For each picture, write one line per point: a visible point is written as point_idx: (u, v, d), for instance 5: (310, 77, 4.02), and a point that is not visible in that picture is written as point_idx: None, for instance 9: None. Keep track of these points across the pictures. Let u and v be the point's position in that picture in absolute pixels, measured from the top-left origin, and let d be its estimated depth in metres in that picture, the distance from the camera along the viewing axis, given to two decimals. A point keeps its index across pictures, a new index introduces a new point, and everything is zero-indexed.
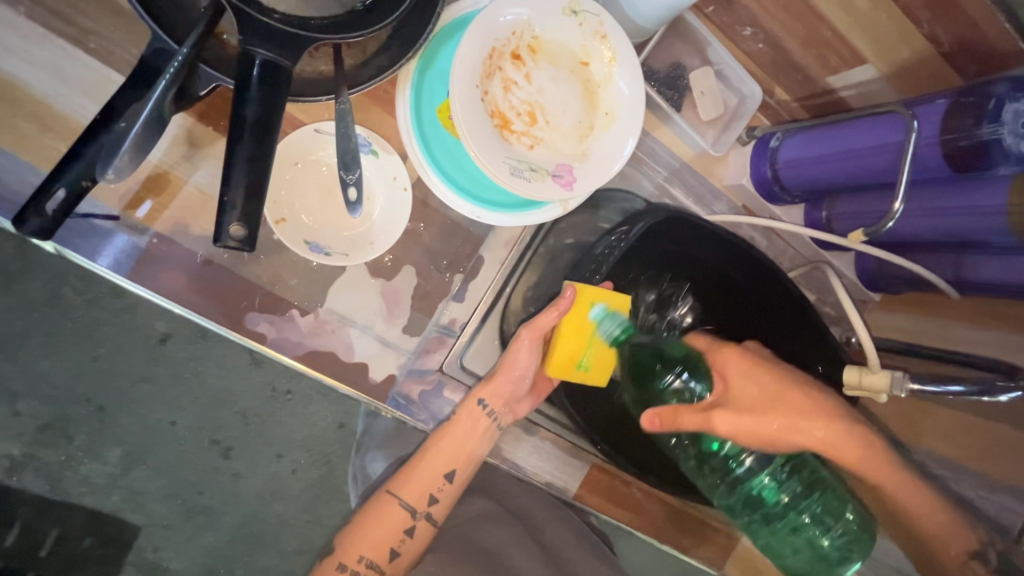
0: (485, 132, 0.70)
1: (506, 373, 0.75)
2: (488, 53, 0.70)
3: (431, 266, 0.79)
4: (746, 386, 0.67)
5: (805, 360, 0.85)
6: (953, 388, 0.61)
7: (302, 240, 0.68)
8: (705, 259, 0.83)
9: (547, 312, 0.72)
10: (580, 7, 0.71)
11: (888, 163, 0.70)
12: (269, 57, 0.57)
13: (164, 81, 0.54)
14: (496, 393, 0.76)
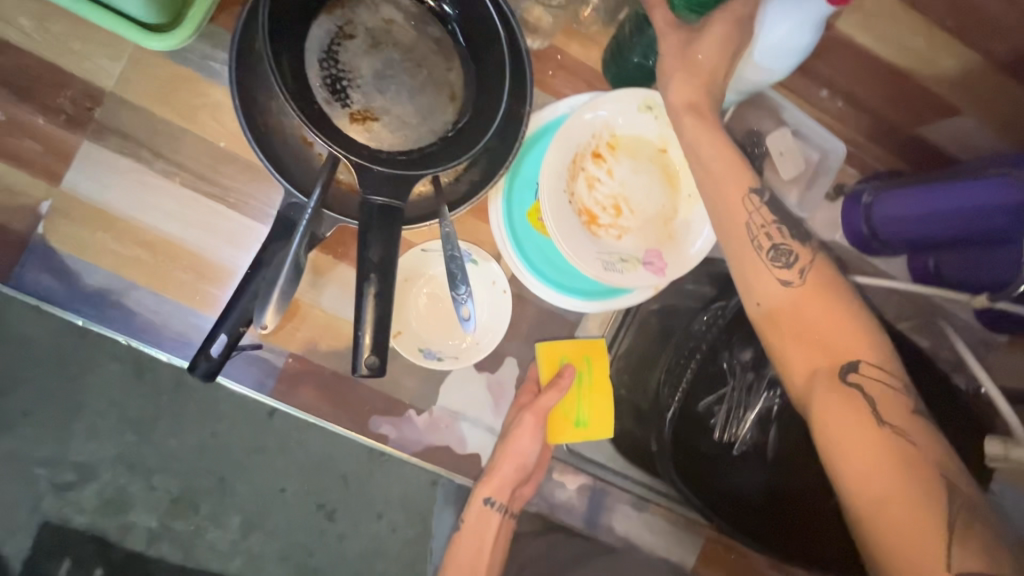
0: (576, 231, 0.73)
1: (505, 465, 0.77)
2: (573, 158, 0.74)
3: (531, 355, 0.82)
4: (764, 280, 0.63)
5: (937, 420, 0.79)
6: None
7: (417, 348, 0.74)
8: None
9: (548, 394, 0.77)
10: (654, 103, 0.75)
11: (990, 222, 0.70)
12: (387, 200, 0.63)
13: (299, 233, 0.62)
14: (503, 487, 0.78)
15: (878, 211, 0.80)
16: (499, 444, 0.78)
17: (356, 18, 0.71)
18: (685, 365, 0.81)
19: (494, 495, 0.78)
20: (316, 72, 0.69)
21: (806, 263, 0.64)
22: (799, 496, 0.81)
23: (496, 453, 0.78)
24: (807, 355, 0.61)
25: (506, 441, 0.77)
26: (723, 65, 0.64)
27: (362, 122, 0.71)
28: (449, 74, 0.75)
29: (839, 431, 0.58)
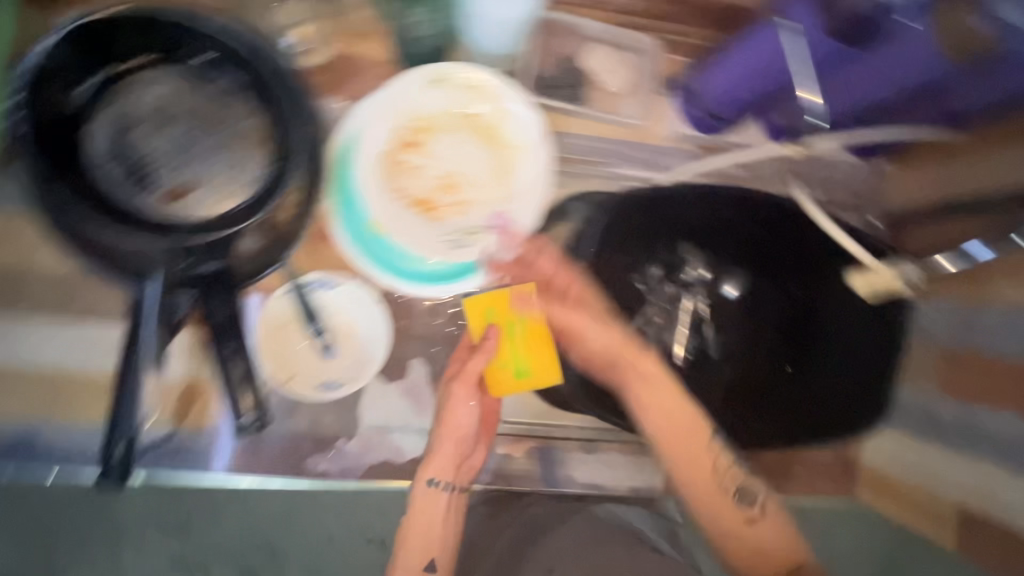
0: (415, 224, 0.75)
1: (444, 443, 0.78)
2: (387, 156, 0.75)
3: (433, 348, 0.84)
4: (632, 373, 0.78)
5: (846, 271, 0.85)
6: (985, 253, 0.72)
7: (314, 384, 0.77)
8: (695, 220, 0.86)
9: (477, 356, 0.79)
10: (443, 74, 0.75)
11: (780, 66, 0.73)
12: (211, 264, 0.66)
13: (148, 323, 0.65)
14: (449, 466, 0.78)
15: (705, 91, 0.81)
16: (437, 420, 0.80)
17: (128, 104, 0.72)
18: (622, 295, 0.86)
19: (443, 472, 0.78)
20: (108, 169, 0.70)
21: (762, 494, 0.73)
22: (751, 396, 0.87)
23: (436, 435, 0.79)
24: (669, 422, 0.76)
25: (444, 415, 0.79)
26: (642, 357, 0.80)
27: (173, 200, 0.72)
28: (242, 123, 0.75)
29: (689, 473, 0.74)
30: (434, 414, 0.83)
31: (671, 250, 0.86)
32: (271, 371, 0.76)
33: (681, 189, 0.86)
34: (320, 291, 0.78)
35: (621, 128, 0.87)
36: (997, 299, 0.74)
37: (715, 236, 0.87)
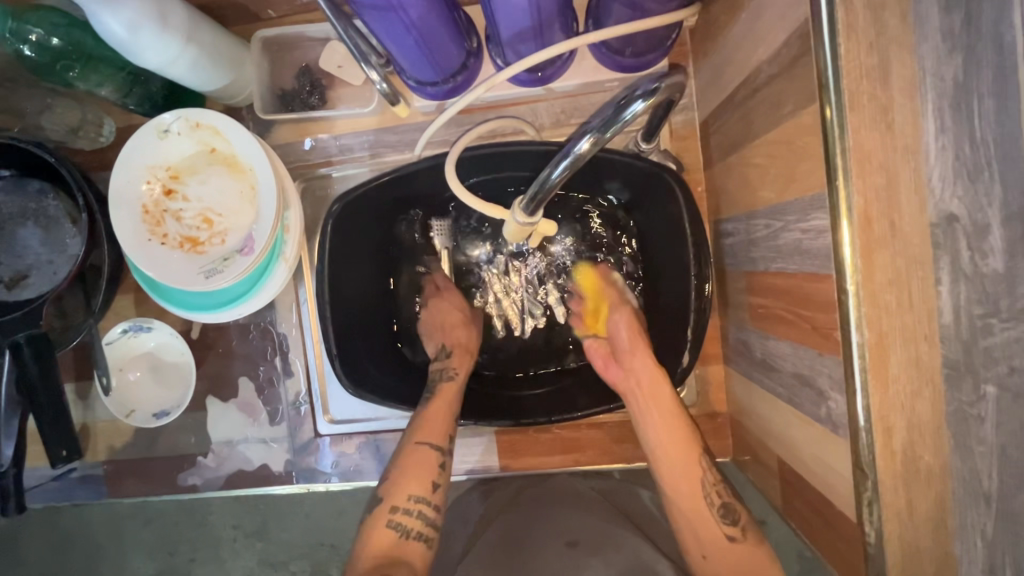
0: (183, 263, 0.83)
1: (452, 320, 0.83)
2: (147, 210, 0.83)
3: (258, 365, 0.92)
4: (659, 381, 0.72)
5: (662, 207, 0.75)
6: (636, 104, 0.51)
7: (151, 415, 0.90)
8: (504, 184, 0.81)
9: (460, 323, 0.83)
10: (164, 125, 0.80)
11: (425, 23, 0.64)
12: (26, 334, 0.79)
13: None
14: (463, 355, 0.81)
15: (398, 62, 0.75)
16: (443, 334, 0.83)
17: None
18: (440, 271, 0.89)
19: (461, 353, 0.82)
20: None
21: (747, 519, 0.66)
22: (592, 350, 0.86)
23: (439, 327, 0.83)
24: (673, 432, 0.71)
25: (430, 316, 0.84)
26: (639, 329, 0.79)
27: (16, 286, 0.89)
28: (57, 210, 0.91)
29: (674, 453, 0.70)
30: (309, 425, 0.92)
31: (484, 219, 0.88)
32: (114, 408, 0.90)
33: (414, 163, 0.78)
34: (137, 334, 0.90)
35: (373, 118, 0.86)
36: (759, 203, 0.61)
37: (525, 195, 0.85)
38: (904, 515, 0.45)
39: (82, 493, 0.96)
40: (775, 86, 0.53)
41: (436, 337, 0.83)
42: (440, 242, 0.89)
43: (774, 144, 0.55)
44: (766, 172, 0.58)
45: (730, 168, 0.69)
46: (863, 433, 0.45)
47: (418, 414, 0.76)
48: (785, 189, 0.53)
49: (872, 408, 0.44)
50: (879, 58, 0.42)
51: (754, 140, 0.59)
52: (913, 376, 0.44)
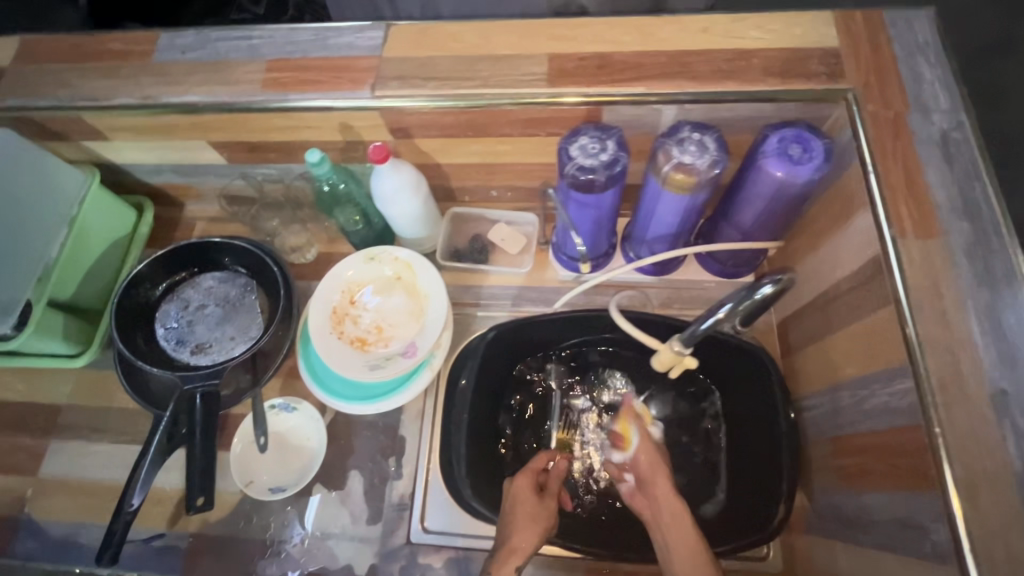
0: (352, 358, 1.01)
1: (523, 519, 0.85)
2: (334, 312, 1.04)
3: (371, 462, 1.01)
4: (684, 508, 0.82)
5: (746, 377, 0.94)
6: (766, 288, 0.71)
7: (267, 488, 0.99)
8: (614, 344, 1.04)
9: (518, 495, 0.88)
10: (372, 254, 1.06)
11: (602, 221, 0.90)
12: (204, 388, 0.94)
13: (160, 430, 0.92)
14: (508, 556, 0.82)
15: (562, 243, 1.03)
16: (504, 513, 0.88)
17: (185, 293, 1.11)
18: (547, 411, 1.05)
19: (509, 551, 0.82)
20: (166, 333, 1.08)
21: None
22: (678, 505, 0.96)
23: (505, 520, 0.87)
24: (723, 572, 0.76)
25: (508, 506, 0.88)
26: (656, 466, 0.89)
27: (198, 352, 1.06)
28: (253, 300, 1.12)
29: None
30: (403, 530, 0.96)
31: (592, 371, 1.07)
32: (239, 475, 1.00)
33: (548, 317, 1.01)
34: (283, 412, 1.04)
35: (519, 278, 1.11)
36: (842, 379, 0.79)
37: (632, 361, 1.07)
38: None
39: (159, 563, 0.97)
40: (855, 295, 0.76)
41: (502, 532, 0.86)
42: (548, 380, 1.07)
43: (856, 333, 0.76)
44: (849, 355, 0.78)
45: (810, 355, 0.89)
46: (967, 558, 0.56)
47: None
48: (869, 365, 0.73)
49: (973, 536, 0.56)
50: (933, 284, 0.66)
51: (836, 332, 0.81)
52: (1001, 513, 0.56)
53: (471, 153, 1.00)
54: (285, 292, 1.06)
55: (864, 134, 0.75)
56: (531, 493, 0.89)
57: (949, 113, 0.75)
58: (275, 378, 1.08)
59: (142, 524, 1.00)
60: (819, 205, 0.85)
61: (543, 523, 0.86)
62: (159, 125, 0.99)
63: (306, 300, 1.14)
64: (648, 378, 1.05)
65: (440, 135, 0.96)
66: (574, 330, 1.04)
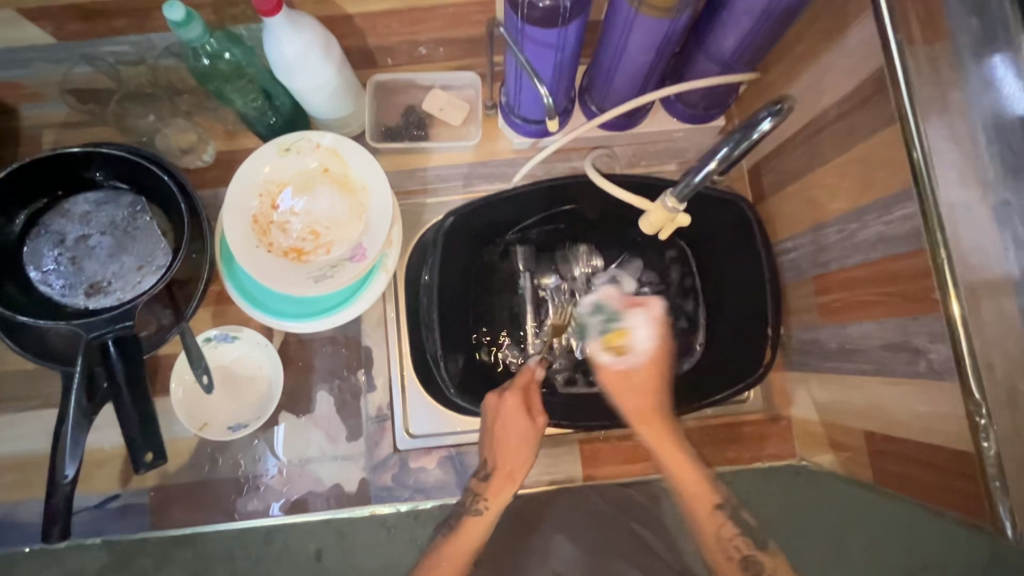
0: (288, 272, 0.86)
1: (515, 444, 0.81)
2: (255, 221, 0.87)
3: (338, 380, 0.92)
4: (650, 420, 0.81)
5: (724, 229, 0.90)
6: (762, 124, 0.62)
7: (225, 428, 0.89)
8: (582, 213, 0.95)
9: (510, 416, 0.82)
10: (288, 144, 0.87)
11: (562, 65, 0.75)
12: (114, 335, 0.77)
13: (73, 389, 0.76)
14: (504, 482, 0.81)
15: (513, 102, 0.87)
16: (496, 435, 0.82)
17: (56, 225, 0.89)
18: (515, 295, 0.97)
19: (502, 477, 0.81)
20: (45, 278, 0.87)
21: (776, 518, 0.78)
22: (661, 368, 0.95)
23: (496, 443, 0.82)
24: (689, 489, 0.78)
25: (498, 426, 0.82)
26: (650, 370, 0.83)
27: (96, 294, 0.87)
28: (152, 223, 0.91)
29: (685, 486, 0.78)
30: (388, 441, 0.91)
31: (561, 249, 0.98)
32: (187, 419, 0.89)
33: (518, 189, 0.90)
34: (222, 342, 0.90)
35: (468, 153, 0.96)
36: (828, 216, 0.76)
37: (597, 229, 0.97)
38: (1014, 436, 0.55)
39: (123, 522, 0.88)
40: (847, 121, 0.70)
41: (495, 454, 0.82)
42: (513, 264, 0.97)
43: (848, 164, 0.71)
44: (837, 189, 0.73)
45: (788, 196, 0.85)
46: (968, 370, 0.56)
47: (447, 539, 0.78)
48: (862, 196, 0.69)
49: (976, 348, 0.56)
50: (938, 92, 0.60)
51: (822, 166, 0.76)
52: (1003, 317, 0.56)
53: None
54: (187, 204, 0.85)
55: None
56: (524, 416, 0.82)
57: None
58: (202, 307, 0.93)
59: (88, 490, 0.89)
60: (802, 22, 0.75)
61: (536, 439, 0.82)
62: None
63: (217, 213, 0.95)
64: (619, 247, 0.98)
65: None
66: (534, 206, 0.93)
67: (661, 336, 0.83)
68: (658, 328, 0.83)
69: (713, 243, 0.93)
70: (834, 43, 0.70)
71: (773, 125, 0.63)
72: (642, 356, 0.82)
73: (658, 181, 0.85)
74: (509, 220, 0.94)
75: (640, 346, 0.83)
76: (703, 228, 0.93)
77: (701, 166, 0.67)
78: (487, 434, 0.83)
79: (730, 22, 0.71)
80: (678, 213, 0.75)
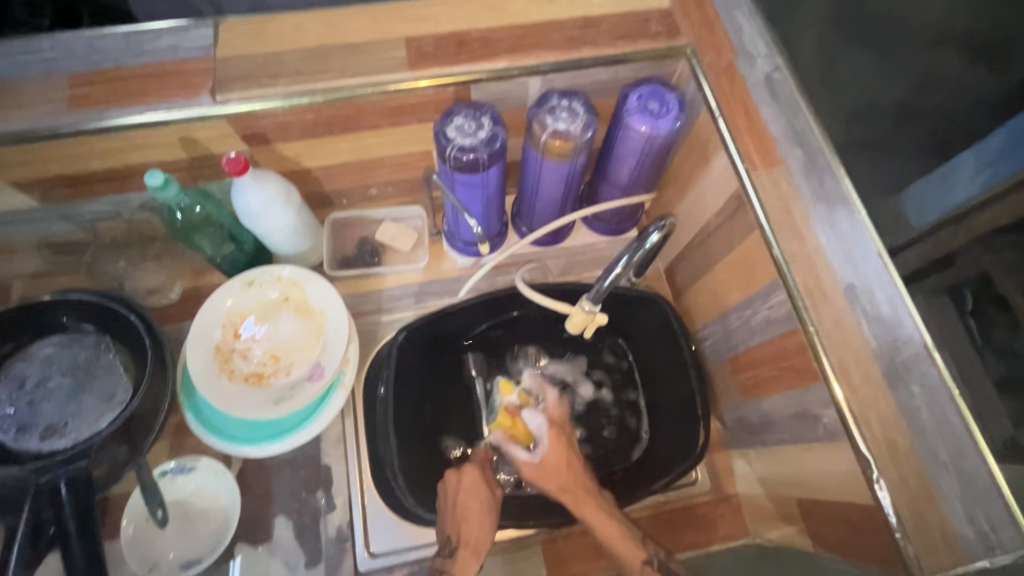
0: (249, 397, 0.91)
1: (476, 515, 0.81)
2: (217, 350, 0.93)
3: (296, 503, 0.93)
4: (584, 496, 0.82)
5: (651, 325, 1.01)
6: (651, 237, 0.76)
7: (178, 567, 0.86)
8: (525, 320, 1.05)
9: (470, 481, 0.84)
10: (251, 279, 0.96)
11: (489, 199, 0.89)
12: (69, 474, 0.79)
13: (18, 537, 0.75)
14: (470, 556, 0.79)
15: (454, 229, 1.01)
16: (456, 506, 0.82)
17: (17, 370, 0.92)
18: (470, 401, 1.03)
19: (467, 552, 0.79)
20: (0, 424, 0.88)
21: None
22: (613, 461, 1.00)
23: (460, 517, 0.82)
24: (625, 551, 0.78)
25: (460, 499, 0.83)
26: (573, 453, 0.85)
27: (51, 435, 0.88)
28: (114, 360, 0.95)
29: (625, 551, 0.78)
30: (347, 563, 0.90)
31: (509, 355, 1.06)
32: (136, 562, 0.86)
33: (464, 303, 1.00)
34: (180, 475, 0.91)
35: (418, 274, 1.07)
36: (729, 305, 0.88)
37: (540, 332, 1.07)
38: (903, 486, 0.63)
39: None
40: (726, 228, 0.85)
41: (458, 529, 0.80)
42: (467, 373, 1.05)
43: (733, 263, 0.85)
44: (730, 283, 0.87)
45: (697, 291, 0.98)
46: (853, 431, 0.65)
47: None
48: (749, 288, 0.82)
49: (853, 408, 0.66)
50: (784, 204, 0.76)
51: (717, 265, 0.90)
52: (870, 380, 0.67)
53: (341, 152, 0.95)
54: (150, 339, 0.91)
55: (708, 85, 0.83)
56: (482, 482, 0.84)
57: (769, 57, 0.85)
58: (160, 441, 0.94)
59: None
60: (680, 154, 0.93)
61: (496, 511, 0.82)
62: None
63: (180, 347, 1.00)
64: (561, 347, 1.07)
65: (303, 137, 0.89)
66: (479, 316, 1.03)
67: (554, 420, 0.88)
68: (549, 413, 0.88)
69: (644, 337, 1.04)
70: (705, 170, 0.87)
71: (661, 237, 0.77)
72: (544, 432, 0.85)
73: (584, 287, 0.97)
74: (458, 330, 1.03)
75: (537, 426, 0.86)
76: (632, 326, 1.04)
77: (610, 273, 0.80)
78: (447, 513, 0.83)
79: (621, 159, 0.89)
80: (597, 314, 0.86)
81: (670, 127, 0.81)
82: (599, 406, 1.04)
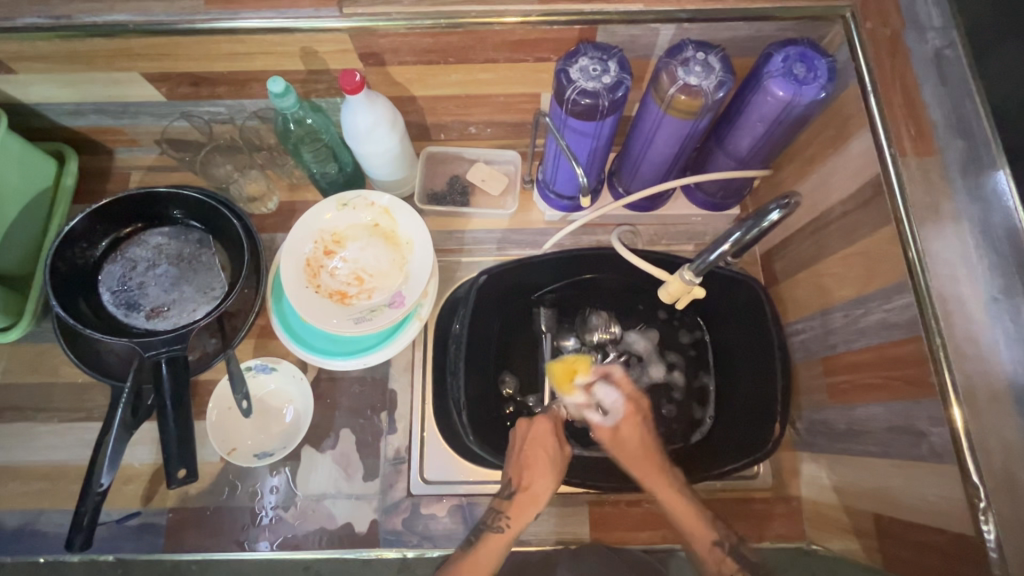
0: (331, 312, 0.94)
1: (542, 465, 0.85)
2: (307, 263, 0.96)
3: (361, 419, 0.97)
4: (658, 473, 0.85)
5: (737, 310, 0.97)
6: (773, 214, 0.70)
7: (252, 455, 0.93)
8: (604, 284, 1.03)
9: (540, 435, 0.88)
10: (347, 199, 0.98)
11: (595, 149, 0.86)
12: (169, 355, 0.84)
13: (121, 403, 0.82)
14: (528, 502, 0.84)
15: (549, 179, 0.98)
16: (519, 455, 0.87)
17: (131, 252, 0.99)
18: (536, 355, 1.02)
19: (528, 498, 0.84)
20: (114, 299, 0.96)
21: None
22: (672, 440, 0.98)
23: (523, 464, 0.86)
24: (693, 528, 0.82)
25: (527, 448, 0.87)
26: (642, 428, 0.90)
27: (155, 316, 0.95)
28: (213, 258, 1.00)
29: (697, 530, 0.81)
30: (401, 483, 0.94)
31: (582, 317, 1.04)
32: (217, 444, 0.93)
33: (546, 255, 0.98)
34: (262, 373, 0.97)
35: (504, 220, 1.06)
36: (835, 301, 0.82)
37: (617, 298, 1.04)
38: (1015, 524, 0.57)
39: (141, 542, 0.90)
40: (851, 217, 0.78)
41: (521, 477, 0.84)
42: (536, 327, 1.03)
43: (852, 257, 0.78)
44: (842, 278, 0.80)
45: (797, 282, 0.91)
46: (966, 455, 0.60)
47: (468, 554, 0.81)
48: (866, 286, 0.75)
49: (973, 433, 0.60)
50: (932, 199, 0.68)
51: (830, 257, 0.83)
52: (998, 406, 0.60)
53: (450, 83, 0.93)
54: (246, 241, 0.95)
55: (864, 54, 0.73)
56: (552, 436, 0.88)
57: (942, 30, 0.74)
58: (246, 339, 1.00)
59: (112, 505, 0.92)
60: (810, 131, 0.85)
61: (562, 467, 0.86)
62: (78, 53, 0.85)
63: (273, 256, 1.05)
64: (636, 317, 1.04)
65: (417, 61, 0.88)
66: (557, 272, 1.01)
67: (629, 396, 0.93)
68: (623, 388, 0.94)
69: (726, 322, 0.99)
70: (839, 151, 0.80)
71: (784, 216, 0.71)
72: (620, 408, 0.92)
73: (675, 258, 0.93)
74: (536, 283, 1.02)
75: (611, 401, 0.93)
76: (716, 309, 1.00)
77: (717, 248, 0.76)
78: (512, 455, 0.87)
79: (745, 127, 0.82)
80: (695, 285, 0.83)
81: (812, 98, 0.73)
82: (664, 384, 1.01)
